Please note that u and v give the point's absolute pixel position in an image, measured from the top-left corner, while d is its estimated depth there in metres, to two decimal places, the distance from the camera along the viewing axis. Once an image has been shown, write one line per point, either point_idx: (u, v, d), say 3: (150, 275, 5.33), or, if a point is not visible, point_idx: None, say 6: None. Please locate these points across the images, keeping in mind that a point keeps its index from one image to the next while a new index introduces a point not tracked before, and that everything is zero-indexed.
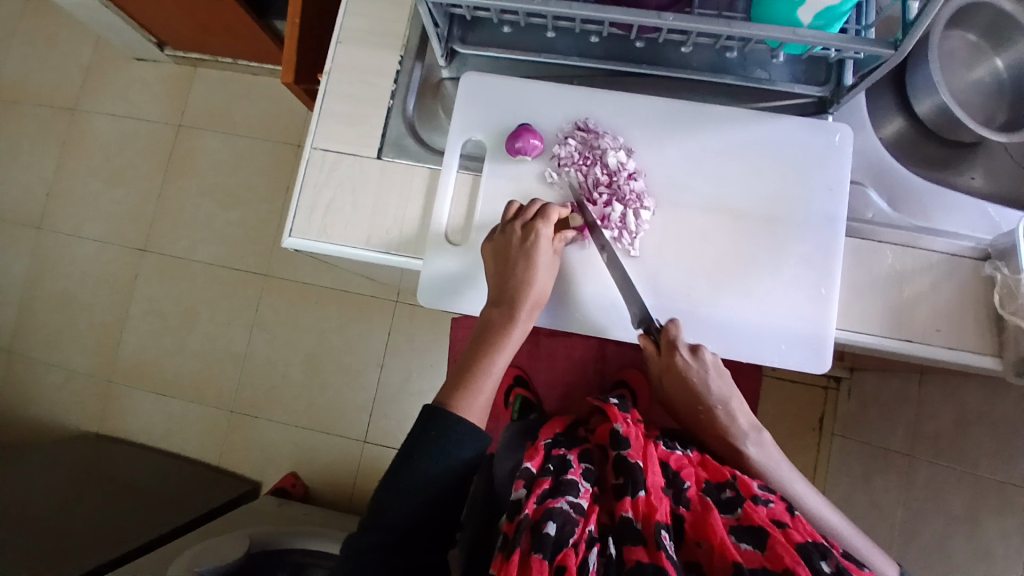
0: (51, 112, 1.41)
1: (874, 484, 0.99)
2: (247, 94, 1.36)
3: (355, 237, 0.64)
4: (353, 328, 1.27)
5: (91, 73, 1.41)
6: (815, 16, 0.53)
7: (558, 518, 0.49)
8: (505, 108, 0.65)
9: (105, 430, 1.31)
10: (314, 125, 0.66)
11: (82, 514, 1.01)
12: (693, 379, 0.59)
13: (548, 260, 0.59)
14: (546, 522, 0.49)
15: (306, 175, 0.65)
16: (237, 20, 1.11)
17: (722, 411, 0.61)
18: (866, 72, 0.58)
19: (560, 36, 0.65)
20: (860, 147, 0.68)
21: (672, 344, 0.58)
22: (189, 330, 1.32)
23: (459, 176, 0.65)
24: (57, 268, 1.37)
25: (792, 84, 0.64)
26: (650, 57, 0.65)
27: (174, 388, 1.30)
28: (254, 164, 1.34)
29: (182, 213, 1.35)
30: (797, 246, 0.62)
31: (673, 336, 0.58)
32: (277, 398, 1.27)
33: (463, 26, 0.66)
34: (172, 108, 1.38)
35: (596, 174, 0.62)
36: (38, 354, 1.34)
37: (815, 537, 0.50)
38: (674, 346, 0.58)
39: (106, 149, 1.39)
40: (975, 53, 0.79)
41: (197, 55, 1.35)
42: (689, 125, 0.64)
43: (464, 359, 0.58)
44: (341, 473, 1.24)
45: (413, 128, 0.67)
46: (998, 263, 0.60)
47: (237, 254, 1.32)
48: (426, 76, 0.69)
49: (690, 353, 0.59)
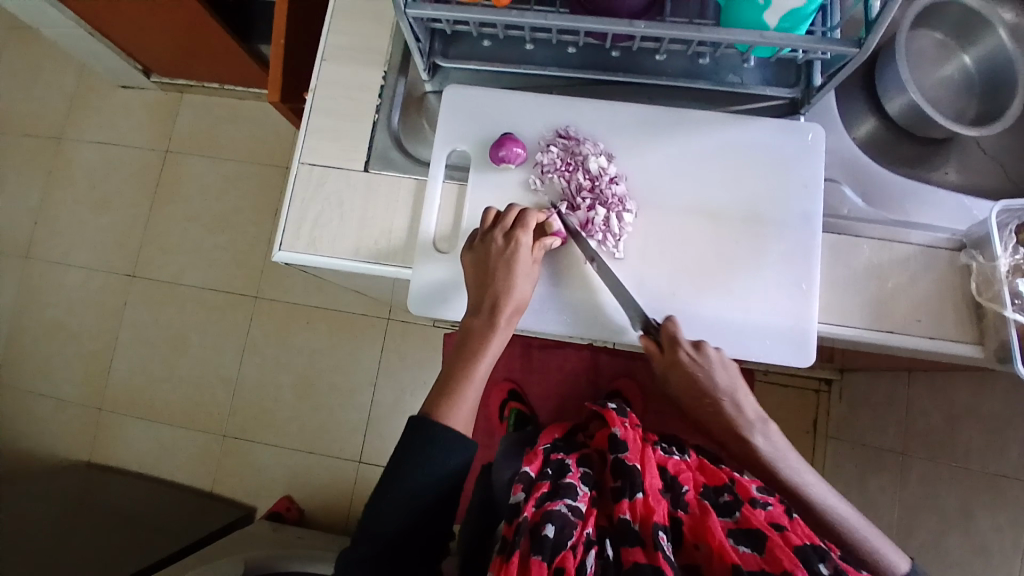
0: (38, 142, 1.42)
1: (869, 483, 0.99)
2: (234, 118, 1.38)
3: (343, 248, 0.64)
4: (345, 348, 1.27)
5: (78, 102, 1.42)
6: (780, 19, 0.56)
7: (557, 521, 0.49)
8: (486, 120, 0.67)
9: (96, 459, 1.29)
10: (301, 140, 0.67)
11: (73, 545, 0.99)
12: (697, 374, 0.59)
13: (527, 264, 0.59)
14: (544, 525, 0.49)
15: (294, 189, 0.66)
16: (223, 46, 1.13)
17: (729, 405, 0.60)
18: (834, 72, 0.60)
19: (538, 48, 0.67)
20: (833, 146, 0.71)
21: (673, 340, 0.59)
22: (180, 355, 1.31)
23: (445, 186, 0.66)
24: (45, 297, 1.36)
25: (764, 87, 0.65)
26: (625, 66, 0.67)
27: (166, 414, 1.29)
28: (242, 187, 1.35)
29: (170, 238, 1.35)
30: (777, 244, 0.63)
31: (673, 331, 0.59)
32: (270, 421, 1.27)
33: (444, 41, 0.68)
34: (159, 134, 1.39)
35: (578, 179, 0.63)
36: (26, 385, 1.33)
37: (814, 539, 0.51)
38: (675, 341, 0.59)
39: (94, 177, 1.39)
40: (945, 51, 0.82)
41: (184, 81, 1.36)
42: (668, 131, 0.66)
43: (448, 367, 0.58)
44: (337, 495, 1.23)
45: (397, 140, 0.68)
46: (973, 252, 0.62)
47: (227, 277, 1.33)
48: (409, 91, 0.71)
49: (694, 348, 0.59)
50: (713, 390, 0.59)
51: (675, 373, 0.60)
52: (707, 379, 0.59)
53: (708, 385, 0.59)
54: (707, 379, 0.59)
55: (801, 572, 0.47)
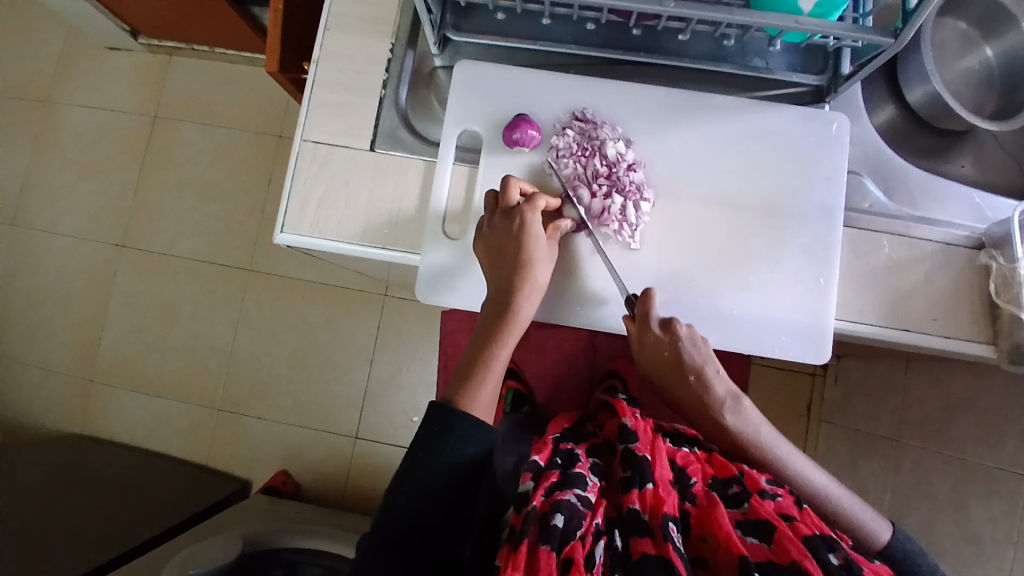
0: (19, 103, 1.36)
1: (861, 469, 1.00)
2: (226, 83, 1.32)
3: (349, 230, 0.62)
4: (340, 323, 1.25)
5: (61, 61, 1.36)
6: (815, 5, 0.53)
7: (566, 510, 0.48)
8: (501, 99, 0.64)
9: (86, 430, 1.27)
10: (304, 117, 0.64)
11: (66, 519, 0.98)
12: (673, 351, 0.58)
13: (544, 244, 0.58)
14: (553, 515, 0.48)
15: (297, 168, 0.63)
16: (215, 7, 1.07)
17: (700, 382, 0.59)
18: (865, 61, 0.58)
19: (556, 23, 0.64)
20: (856, 136, 0.69)
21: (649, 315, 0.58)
22: (172, 327, 1.28)
23: (456, 168, 0.63)
24: (31, 265, 1.32)
25: (790, 73, 0.63)
26: (648, 45, 0.64)
27: (158, 386, 1.27)
28: (234, 156, 1.30)
29: (160, 206, 1.31)
30: (798, 237, 0.62)
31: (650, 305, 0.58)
32: (264, 395, 1.25)
33: (456, 13, 0.64)
34: (147, 98, 1.34)
35: (595, 165, 0.61)
36: (14, 355, 1.30)
37: (824, 530, 0.50)
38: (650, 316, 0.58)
39: (79, 141, 1.34)
40: (967, 42, 0.79)
41: (173, 43, 1.30)
42: (689, 115, 0.63)
43: (467, 355, 0.57)
44: (331, 470, 1.23)
45: (406, 119, 0.65)
46: (992, 252, 0.60)
47: (220, 249, 1.29)
48: (419, 65, 0.68)
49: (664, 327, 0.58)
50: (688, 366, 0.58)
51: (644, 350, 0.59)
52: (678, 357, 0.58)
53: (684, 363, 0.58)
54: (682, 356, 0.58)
55: (809, 563, 0.46)
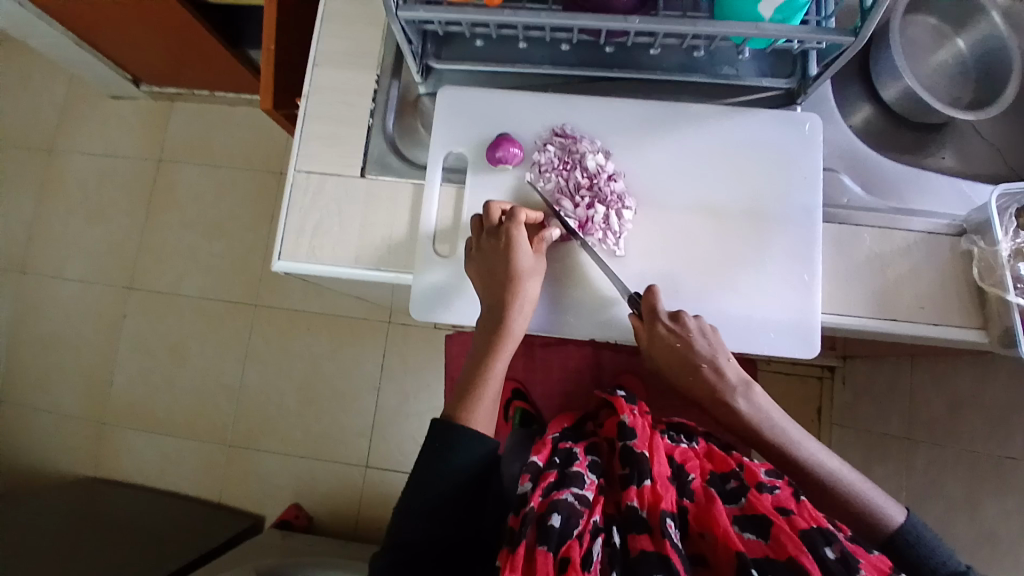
0: (30, 156, 1.41)
1: (875, 470, 0.99)
2: (227, 125, 1.37)
3: (344, 255, 0.64)
4: (346, 353, 1.27)
5: (69, 114, 1.41)
6: (775, 10, 0.55)
7: (563, 510, 0.49)
8: (484, 121, 0.66)
9: (99, 473, 1.28)
10: (296, 148, 0.67)
11: (80, 560, 0.99)
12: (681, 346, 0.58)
13: (531, 257, 0.59)
14: (551, 515, 0.48)
15: (291, 197, 0.65)
16: (213, 52, 1.12)
17: (713, 374, 0.58)
18: (829, 62, 0.60)
19: (532, 47, 0.67)
20: (830, 136, 0.70)
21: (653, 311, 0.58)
22: (181, 366, 1.30)
23: (443, 189, 0.65)
24: (42, 312, 1.35)
25: (759, 78, 0.65)
26: (621, 61, 0.66)
27: (169, 425, 1.29)
28: (237, 195, 1.34)
29: (166, 248, 1.35)
30: (778, 236, 0.63)
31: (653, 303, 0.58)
32: (273, 429, 1.26)
33: (437, 42, 0.67)
34: (152, 144, 1.38)
35: (577, 178, 0.63)
36: (26, 401, 1.32)
37: (820, 522, 0.50)
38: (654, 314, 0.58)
39: (87, 189, 1.38)
40: (939, 36, 0.82)
41: (174, 89, 1.36)
42: (666, 125, 0.65)
43: (466, 371, 0.59)
44: (343, 500, 1.23)
45: (394, 145, 0.68)
46: (974, 237, 0.61)
47: (225, 286, 1.32)
48: (404, 93, 0.70)
49: (673, 318, 0.58)
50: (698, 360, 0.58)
51: (654, 346, 0.59)
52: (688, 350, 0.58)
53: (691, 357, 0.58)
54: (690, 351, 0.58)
55: (805, 557, 0.46)
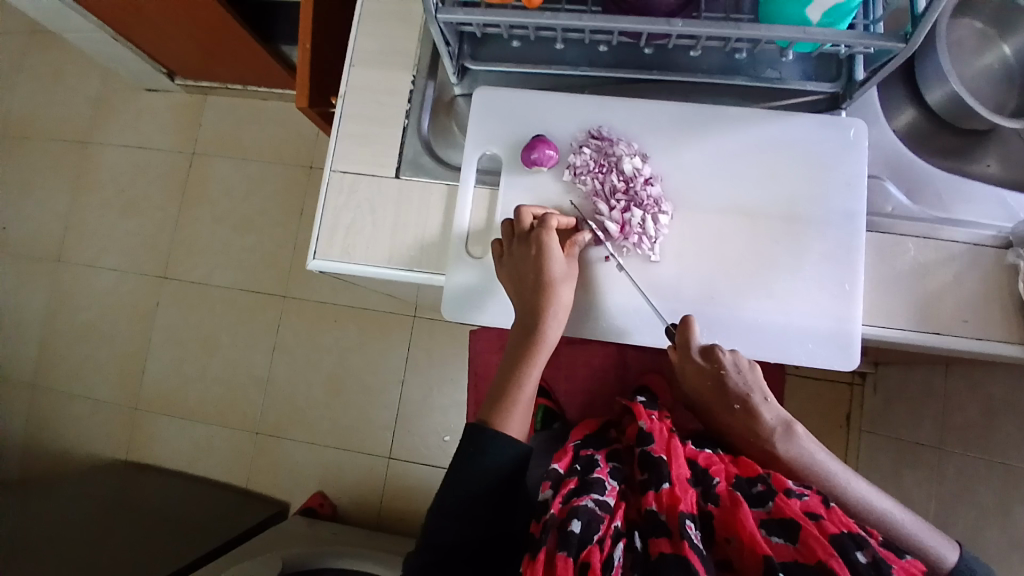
0: (67, 147, 1.44)
1: (904, 478, 0.98)
2: (258, 118, 1.39)
3: (377, 255, 0.64)
4: (372, 345, 1.28)
5: (104, 106, 1.45)
6: (823, 14, 0.54)
7: (583, 516, 0.49)
8: (518, 122, 0.66)
9: (132, 457, 1.32)
10: (332, 148, 0.67)
11: (114, 543, 1.02)
12: (714, 380, 0.59)
13: (563, 262, 0.59)
14: (570, 521, 0.49)
15: (327, 197, 0.66)
16: (245, 46, 1.13)
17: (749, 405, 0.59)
18: (877, 67, 0.58)
19: (569, 47, 0.66)
20: (874, 140, 0.68)
21: (686, 345, 0.58)
22: (211, 355, 1.33)
23: (477, 191, 0.65)
24: (79, 300, 1.39)
25: (803, 82, 0.64)
26: (660, 63, 0.65)
27: (199, 412, 1.32)
28: (267, 187, 1.36)
29: (198, 239, 1.37)
30: (817, 243, 0.62)
31: (687, 336, 0.58)
32: (300, 419, 1.28)
33: (473, 42, 0.67)
34: (185, 137, 1.41)
35: (613, 181, 0.62)
36: (63, 386, 1.37)
37: (851, 527, 0.49)
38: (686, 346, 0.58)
39: (122, 180, 1.42)
40: (984, 40, 0.79)
41: (207, 83, 1.38)
42: (704, 128, 0.64)
43: (500, 377, 0.59)
44: (366, 490, 1.24)
45: (428, 146, 0.68)
46: (1020, 252, 0.59)
47: (255, 277, 1.34)
48: (439, 94, 0.70)
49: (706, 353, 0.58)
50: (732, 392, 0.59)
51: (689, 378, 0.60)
52: (721, 383, 0.59)
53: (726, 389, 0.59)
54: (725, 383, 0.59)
55: (836, 562, 0.46)
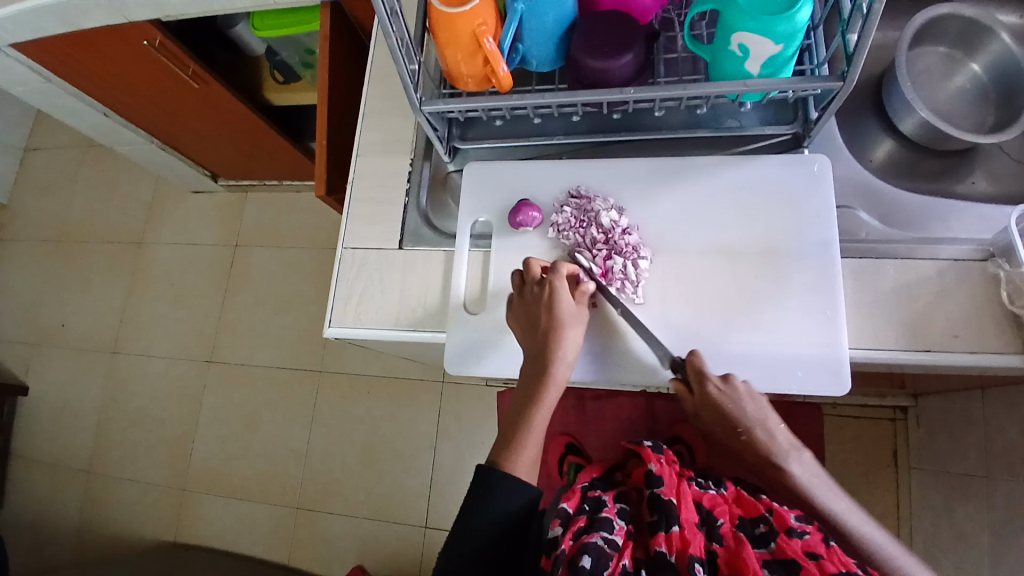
0: (123, 248, 1.60)
1: (957, 512, 0.93)
2: (293, 209, 1.52)
3: (385, 319, 0.70)
4: (404, 413, 1.33)
5: (157, 210, 1.61)
6: (761, 66, 0.58)
7: (593, 551, 0.51)
8: (505, 190, 0.73)
9: (180, 537, 1.37)
10: (344, 227, 0.75)
11: None
12: (728, 407, 0.60)
13: (571, 307, 0.62)
14: (582, 555, 0.50)
15: (340, 271, 0.73)
16: (276, 145, 1.27)
17: (759, 432, 0.60)
18: (826, 105, 0.63)
19: (546, 121, 0.74)
20: (844, 173, 0.71)
21: (699, 373, 0.60)
22: (254, 432, 1.40)
23: (471, 255, 0.71)
24: (132, 387, 1.50)
25: (763, 127, 0.69)
26: (628, 125, 0.73)
27: (243, 489, 1.37)
28: (302, 270, 1.47)
29: (241, 323, 1.48)
30: (797, 272, 0.64)
31: (698, 365, 0.60)
32: (338, 490, 1.32)
33: (461, 126, 0.76)
34: (228, 231, 1.55)
35: (593, 234, 0.67)
36: (117, 471, 1.45)
37: (850, 566, 0.50)
38: (700, 375, 0.60)
39: (172, 274, 1.55)
40: (951, 63, 0.83)
41: (248, 181, 1.53)
42: (677, 179, 0.69)
43: (511, 417, 0.61)
44: (404, 561, 1.25)
45: (427, 218, 0.75)
46: (1000, 261, 0.61)
47: (293, 355, 1.43)
48: (434, 172, 0.77)
49: (720, 380, 0.60)
50: (743, 419, 0.60)
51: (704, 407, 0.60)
52: (733, 412, 0.60)
53: (738, 416, 0.59)
54: (737, 411, 0.59)
55: None
